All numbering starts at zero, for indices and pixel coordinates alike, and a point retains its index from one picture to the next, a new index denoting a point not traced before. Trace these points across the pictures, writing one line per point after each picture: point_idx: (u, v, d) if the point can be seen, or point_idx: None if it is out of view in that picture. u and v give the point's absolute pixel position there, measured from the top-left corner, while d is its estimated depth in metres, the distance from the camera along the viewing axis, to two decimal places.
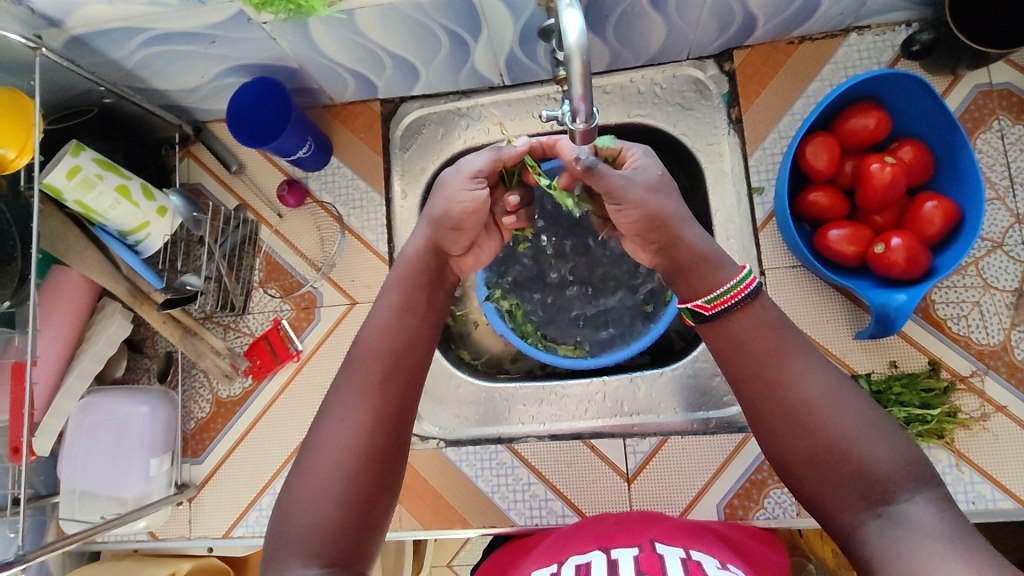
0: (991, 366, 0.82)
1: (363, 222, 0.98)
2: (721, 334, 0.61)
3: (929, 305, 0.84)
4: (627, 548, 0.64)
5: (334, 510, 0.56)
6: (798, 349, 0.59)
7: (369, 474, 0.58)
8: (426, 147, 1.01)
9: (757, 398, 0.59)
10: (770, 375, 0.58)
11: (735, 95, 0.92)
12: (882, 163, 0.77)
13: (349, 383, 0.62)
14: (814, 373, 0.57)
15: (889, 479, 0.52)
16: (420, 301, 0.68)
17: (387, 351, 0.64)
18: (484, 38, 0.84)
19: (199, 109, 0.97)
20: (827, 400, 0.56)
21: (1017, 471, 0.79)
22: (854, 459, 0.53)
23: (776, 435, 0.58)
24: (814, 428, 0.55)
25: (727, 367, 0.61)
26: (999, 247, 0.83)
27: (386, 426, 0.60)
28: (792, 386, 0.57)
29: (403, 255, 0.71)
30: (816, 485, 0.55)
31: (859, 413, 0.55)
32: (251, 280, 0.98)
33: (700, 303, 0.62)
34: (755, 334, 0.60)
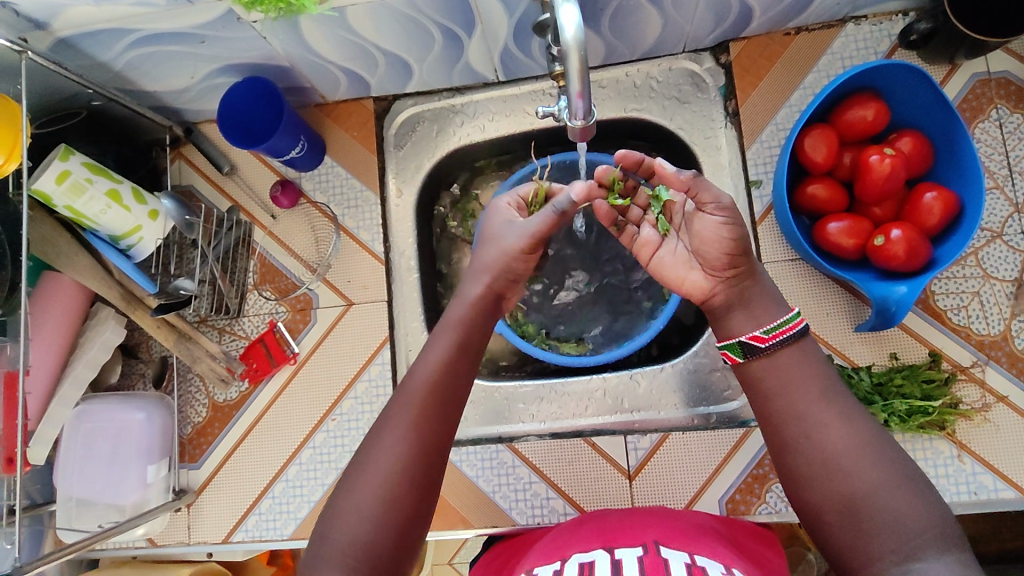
0: (992, 356, 0.82)
1: (358, 221, 0.97)
2: (768, 371, 0.60)
3: (929, 296, 0.84)
4: (629, 547, 0.63)
5: (371, 533, 0.55)
6: (832, 398, 0.57)
7: (405, 510, 0.57)
8: (421, 145, 0.99)
9: (791, 439, 0.57)
10: (805, 417, 0.57)
11: (731, 88, 0.92)
12: (881, 154, 0.77)
13: (395, 414, 0.60)
14: (850, 420, 0.56)
15: (918, 528, 0.50)
16: (473, 341, 0.66)
17: (439, 386, 0.61)
18: (477, 33, 0.83)
19: (189, 109, 0.96)
20: (860, 450, 0.54)
21: (1019, 461, 0.79)
22: (885, 509, 0.51)
23: (804, 483, 0.56)
24: (845, 474, 0.54)
25: (764, 406, 0.60)
26: (999, 237, 0.83)
27: (426, 461, 0.59)
28: (824, 433, 0.55)
29: (460, 296, 0.69)
30: (845, 538, 0.53)
31: (895, 465, 0.53)
32: (245, 283, 0.97)
33: (758, 333, 0.60)
34: (798, 375, 0.58)
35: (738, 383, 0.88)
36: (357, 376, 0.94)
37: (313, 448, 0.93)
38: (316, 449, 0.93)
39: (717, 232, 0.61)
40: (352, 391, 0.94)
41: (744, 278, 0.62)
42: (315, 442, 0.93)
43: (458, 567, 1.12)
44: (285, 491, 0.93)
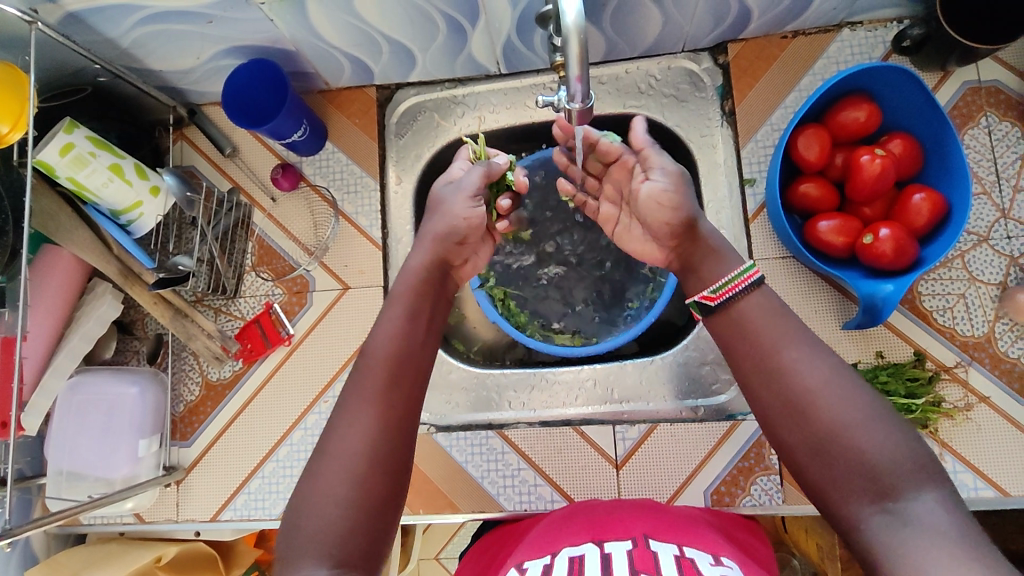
0: (975, 357, 0.83)
1: (357, 206, 0.98)
2: (729, 321, 0.61)
3: (915, 297, 0.85)
4: (619, 541, 0.65)
5: (349, 516, 0.56)
6: (801, 339, 0.57)
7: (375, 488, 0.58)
8: (421, 134, 1.01)
9: (758, 383, 0.58)
10: (769, 362, 0.57)
11: (728, 88, 0.94)
12: (871, 154, 0.78)
13: (353, 408, 0.61)
14: (813, 357, 0.56)
15: (888, 466, 0.50)
16: (423, 311, 0.69)
17: (392, 362, 0.64)
18: (481, 24, 0.84)
19: (194, 91, 0.97)
20: (828, 389, 0.54)
21: (999, 460, 0.81)
22: (855, 443, 0.51)
23: (776, 426, 0.56)
24: (810, 415, 0.54)
25: (730, 355, 0.60)
26: (985, 241, 0.85)
27: (388, 443, 0.60)
28: (792, 375, 0.55)
29: (406, 270, 0.71)
30: (817, 477, 0.53)
31: (861, 402, 0.53)
32: (243, 264, 0.98)
33: (706, 293, 0.62)
34: (761, 321, 0.59)
35: (727, 377, 0.89)
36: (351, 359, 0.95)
37: (305, 428, 0.94)
38: (308, 429, 0.94)
39: (659, 198, 0.65)
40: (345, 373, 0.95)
41: (706, 255, 0.64)
42: (307, 423, 0.94)
43: (444, 563, 1.12)
44: (276, 471, 0.93)
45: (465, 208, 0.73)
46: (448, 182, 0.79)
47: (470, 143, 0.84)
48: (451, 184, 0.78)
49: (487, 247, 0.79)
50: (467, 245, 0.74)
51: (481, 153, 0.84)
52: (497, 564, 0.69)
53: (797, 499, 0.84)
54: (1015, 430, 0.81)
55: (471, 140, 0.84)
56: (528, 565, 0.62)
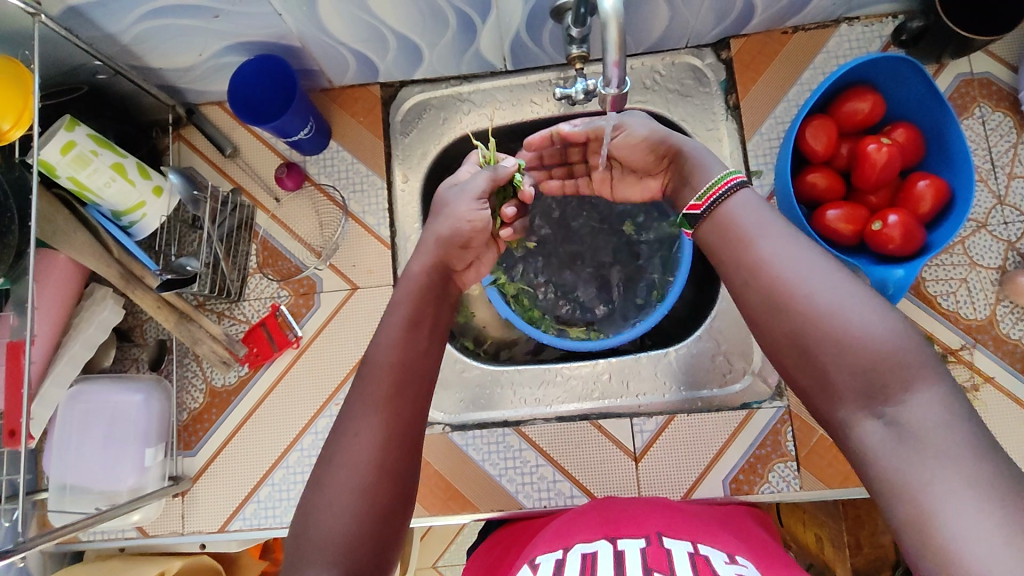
0: (979, 339, 0.86)
1: (364, 206, 0.97)
2: (713, 228, 0.61)
3: (920, 282, 0.87)
4: (632, 538, 0.62)
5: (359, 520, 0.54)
6: (779, 237, 0.57)
7: (382, 497, 0.55)
8: (427, 132, 1.00)
9: (741, 284, 0.57)
10: (749, 261, 0.57)
11: (731, 83, 0.95)
12: (878, 143, 0.81)
13: (358, 412, 0.59)
14: (794, 254, 0.55)
15: (875, 352, 0.48)
16: (426, 318, 0.67)
17: (395, 370, 0.61)
18: (491, 19, 0.84)
19: (193, 90, 0.95)
20: (806, 283, 0.53)
21: (1006, 439, 0.83)
22: (834, 327, 0.50)
23: (760, 325, 0.56)
24: (791, 311, 0.53)
25: (717, 261, 0.61)
26: (983, 227, 0.88)
27: (394, 449, 0.58)
28: (769, 271, 0.55)
29: (405, 276, 0.70)
30: (804, 370, 0.53)
31: (846, 294, 0.51)
32: (247, 266, 0.95)
33: (693, 203, 0.63)
34: (746, 222, 0.59)
35: (740, 366, 0.90)
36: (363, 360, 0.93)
37: (315, 433, 0.91)
38: (318, 434, 0.91)
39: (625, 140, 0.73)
40: None
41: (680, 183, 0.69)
42: (317, 427, 0.91)
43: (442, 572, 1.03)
44: (286, 477, 0.91)
45: (471, 210, 0.71)
46: (454, 184, 0.77)
47: (479, 147, 0.80)
48: (455, 188, 0.75)
49: (491, 254, 0.78)
50: (471, 249, 0.72)
51: (489, 156, 0.80)
52: (502, 568, 0.66)
53: (814, 484, 0.85)
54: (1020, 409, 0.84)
55: (481, 145, 0.81)
56: (540, 561, 0.59)
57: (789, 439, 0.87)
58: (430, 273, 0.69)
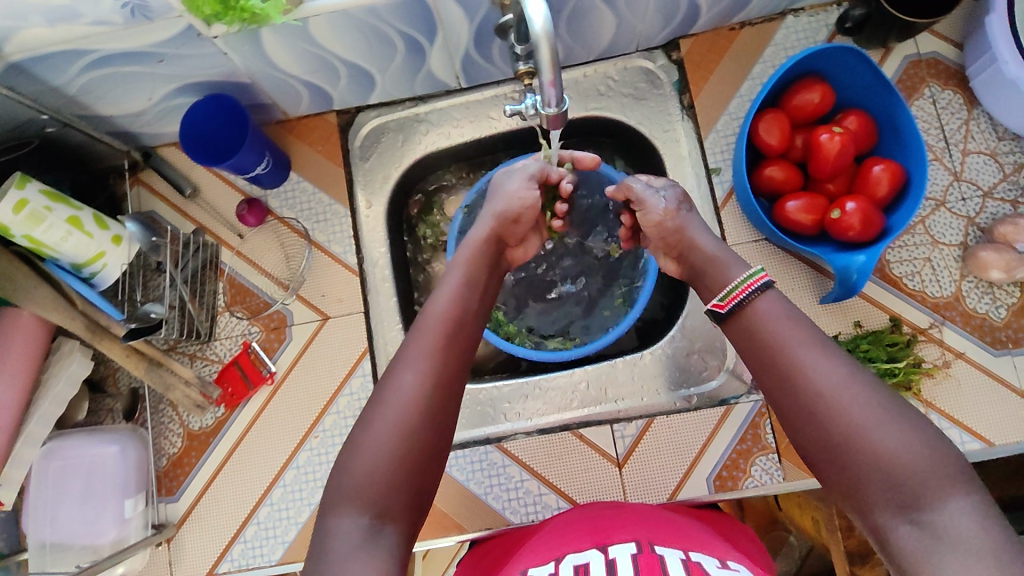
0: (947, 317, 0.86)
1: (329, 235, 0.96)
2: (741, 327, 0.63)
3: (884, 265, 0.88)
4: (622, 543, 0.61)
5: (398, 463, 0.55)
6: (810, 341, 0.58)
7: (424, 438, 0.57)
8: (387, 155, 1.00)
9: (774, 387, 0.58)
10: (784, 363, 0.58)
11: (684, 83, 0.96)
12: (830, 132, 0.81)
13: (412, 347, 0.62)
14: (828, 361, 0.56)
15: (903, 465, 0.49)
16: (480, 280, 0.70)
17: (451, 320, 0.64)
18: (439, 40, 0.85)
19: (146, 134, 0.94)
20: (838, 390, 0.54)
21: (982, 414, 0.84)
22: (865, 439, 0.51)
23: (792, 426, 0.57)
24: (825, 416, 0.54)
25: (750, 358, 0.62)
26: (942, 205, 0.89)
27: (443, 393, 0.60)
28: (803, 375, 0.56)
29: (466, 240, 0.74)
30: (834, 475, 0.53)
31: (876, 405, 0.53)
32: (215, 305, 0.94)
33: (717, 302, 0.66)
34: (775, 325, 0.60)
35: (715, 363, 0.91)
36: (339, 390, 0.92)
37: (297, 468, 0.90)
38: (300, 468, 0.90)
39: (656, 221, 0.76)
40: (335, 406, 0.91)
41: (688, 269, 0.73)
42: (299, 462, 0.91)
43: None
44: (271, 515, 0.90)
45: (521, 188, 0.76)
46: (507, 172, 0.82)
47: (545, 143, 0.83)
48: (510, 173, 0.80)
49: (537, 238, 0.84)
50: (522, 224, 0.77)
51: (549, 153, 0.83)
52: None
53: (797, 474, 0.86)
54: (993, 382, 0.84)
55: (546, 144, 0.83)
56: None
57: (769, 432, 0.87)
58: (488, 241, 0.74)
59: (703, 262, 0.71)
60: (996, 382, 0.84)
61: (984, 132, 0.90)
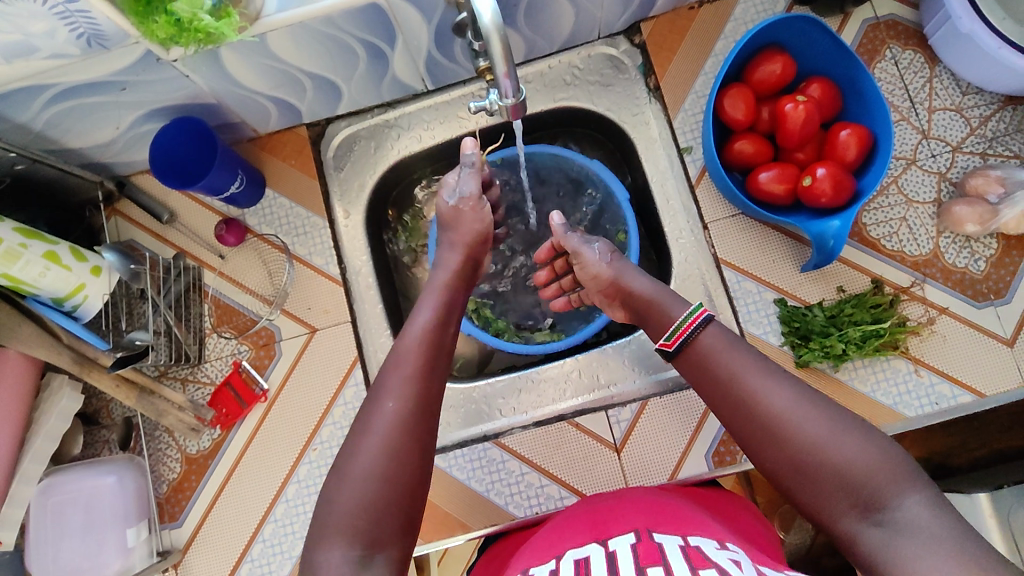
0: (928, 274, 0.87)
1: (309, 248, 0.96)
2: (691, 359, 0.63)
3: (861, 228, 0.89)
4: (622, 535, 0.60)
5: (380, 489, 0.55)
6: (758, 366, 0.59)
7: (409, 463, 0.57)
8: (360, 164, 1.00)
9: (732, 416, 0.59)
10: (738, 390, 0.59)
11: (649, 65, 0.97)
12: (794, 102, 0.82)
13: (391, 375, 0.62)
14: (779, 382, 0.57)
15: (865, 473, 0.51)
16: (454, 304, 0.73)
17: (428, 344, 0.65)
18: (400, 44, 0.85)
19: (118, 163, 0.94)
20: (791, 411, 0.55)
21: (970, 366, 0.84)
22: (826, 452, 0.53)
23: (755, 451, 0.57)
24: (786, 437, 0.55)
25: (703, 389, 0.62)
26: (913, 163, 0.89)
27: (422, 416, 0.60)
28: (761, 399, 0.57)
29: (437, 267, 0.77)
30: (806, 494, 0.54)
31: (831, 418, 0.54)
32: (203, 327, 0.94)
33: (663, 341, 0.65)
34: (722, 355, 0.61)
35: None
36: (334, 401, 0.92)
37: (298, 482, 0.90)
38: (301, 482, 0.90)
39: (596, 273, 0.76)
40: (330, 417, 0.92)
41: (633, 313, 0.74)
42: (299, 476, 0.91)
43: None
44: (276, 531, 0.90)
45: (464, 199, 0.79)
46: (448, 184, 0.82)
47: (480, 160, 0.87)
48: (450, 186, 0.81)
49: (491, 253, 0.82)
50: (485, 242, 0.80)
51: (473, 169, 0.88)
52: None
53: None
54: (978, 335, 0.85)
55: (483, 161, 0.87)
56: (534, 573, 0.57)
57: None
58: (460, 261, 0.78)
59: (643, 304, 0.72)
60: (981, 334, 0.85)
61: (948, 88, 0.91)
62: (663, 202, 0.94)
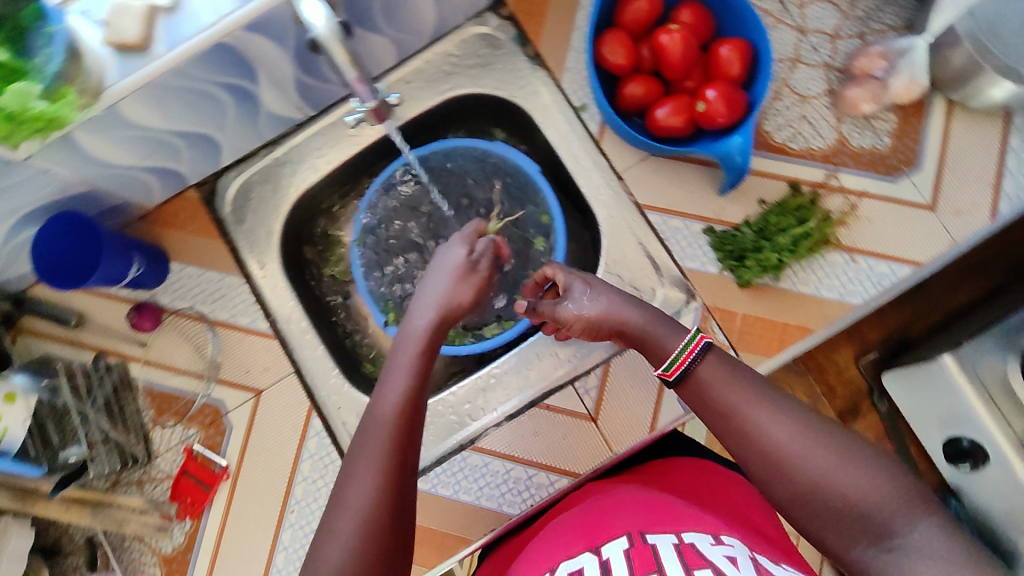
0: (839, 163, 0.87)
1: (231, 310, 0.92)
2: (691, 391, 0.64)
3: (767, 137, 0.89)
4: (614, 539, 0.59)
5: (356, 570, 0.53)
6: (758, 396, 0.61)
7: (384, 535, 0.55)
8: (261, 211, 0.94)
9: (741, 451, 0.61)
10: (738, 424, 0.61)
11: (523, 34, 0.94)
12: (668, 32, 0.81)
13: (365, 449, 0.59)
14: (781, 414, 0.60)
15: (874, 505, 0.55)
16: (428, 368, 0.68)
17: (406, 414, 0.62)
18: (262, 78, 0.80)
19: (7, 279, 0.88)
20: (804, 450, 0.58)
21: (902, 240, 0.85)
22: (831, 484, 0.56)
23: (761, 484, 0.60)
24: (794, 471, 0.58)
25: (708, 419, 0.63)
26: (798, 61, 0.90)
27: (401, 487, 0.58)
28: (765, 433, 0.59)
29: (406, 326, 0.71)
30: (810, 519, 0.57)
31: (835, 447, 0.58)
32: (144, 424, 0.89)
33: (663, 370, 0.66)
34: (721, 390, 0.62)
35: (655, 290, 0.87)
36: (299, 457, 0.87)
37: (285, 548, 0.86)
38: (288, 548, 0.86)
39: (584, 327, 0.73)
40: (300, 475, 0.87)
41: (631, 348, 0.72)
42: (285, 542, 0.86)
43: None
44: None
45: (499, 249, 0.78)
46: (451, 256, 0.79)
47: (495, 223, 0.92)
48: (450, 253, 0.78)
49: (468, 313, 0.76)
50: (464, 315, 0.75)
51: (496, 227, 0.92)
52: None
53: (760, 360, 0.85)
54: (901, 208, 0.86)
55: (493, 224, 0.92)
56: None
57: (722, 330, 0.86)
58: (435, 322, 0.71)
59: (638, 337, 0.70)
60: (903, 206, 0.86)
61: None
62: (573, 163, 0.93)
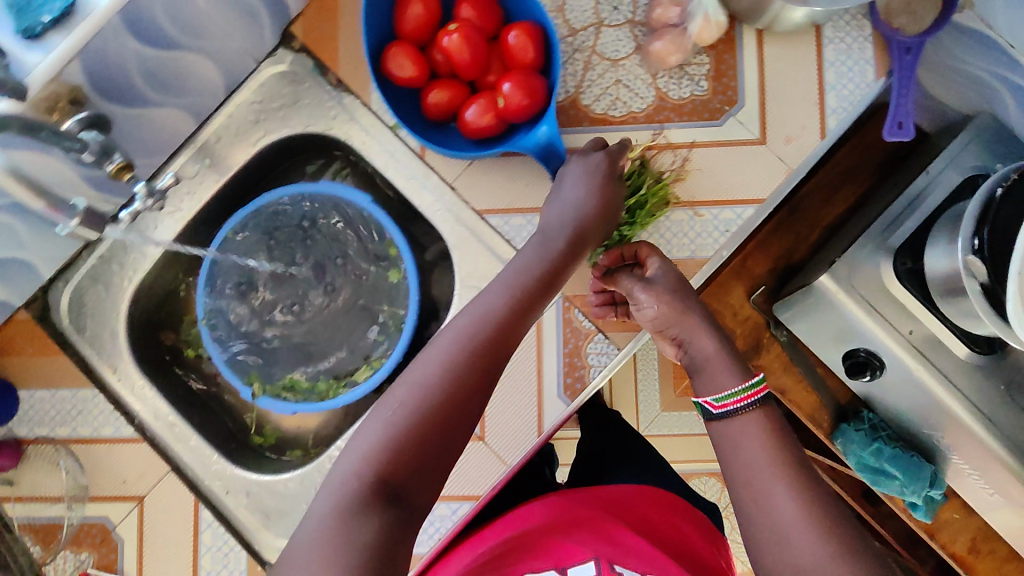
0: (663, 120, 0.85)
1: (92, 424, 0.87)
2: (722, 428, 0.69)
3: (586, 111, 0.86)
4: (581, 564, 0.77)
5: (367, 496, 0.55)
6: (790, 480, 0.62)
7: (401, 468, 0.57)
8: (100, 313, 0.89)
9: (744, 493, 0.64)
10: (760, 485, 0.63)
11: (320, 64, 0.88)
12: (448, 35, 0.77)
13: (419, 366, 0.62)
14: (805, 495, 0.61)
15: None
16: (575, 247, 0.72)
17: (485, 333, 0.63)
18: (39, 188, 0.73)
19: None
20: (807, 523, 0.59)
21: (740, 182, 0.83)
22: None
23: (750, 521, 0.63)
24: (794, 548, 0.58)
25: (729, 466, 0.67)
26: (603, 24, 0.86)
27: (432, 429, 0.59)
28: (775, 497, 0.62)
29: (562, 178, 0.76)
30: None
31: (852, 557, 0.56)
32: (34, 560, 0.86)
33: (710, 400, 0.70)
34: (746, 443, 0.66)
35: None
36: (197, 552, 0.84)
37: None
38: None
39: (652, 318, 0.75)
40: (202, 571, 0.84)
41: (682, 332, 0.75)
42: None
43: None
44: None
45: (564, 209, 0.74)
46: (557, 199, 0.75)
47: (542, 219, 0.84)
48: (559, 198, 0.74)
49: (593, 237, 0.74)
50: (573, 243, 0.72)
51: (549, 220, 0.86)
52: None
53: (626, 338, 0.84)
54: (733, 149, 0.84)
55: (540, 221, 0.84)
56: None
57: (583, 317, 0.85)
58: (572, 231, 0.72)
59: (700, 359, 0.73)
60: (735, 148, 0.84)
61: None
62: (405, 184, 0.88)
